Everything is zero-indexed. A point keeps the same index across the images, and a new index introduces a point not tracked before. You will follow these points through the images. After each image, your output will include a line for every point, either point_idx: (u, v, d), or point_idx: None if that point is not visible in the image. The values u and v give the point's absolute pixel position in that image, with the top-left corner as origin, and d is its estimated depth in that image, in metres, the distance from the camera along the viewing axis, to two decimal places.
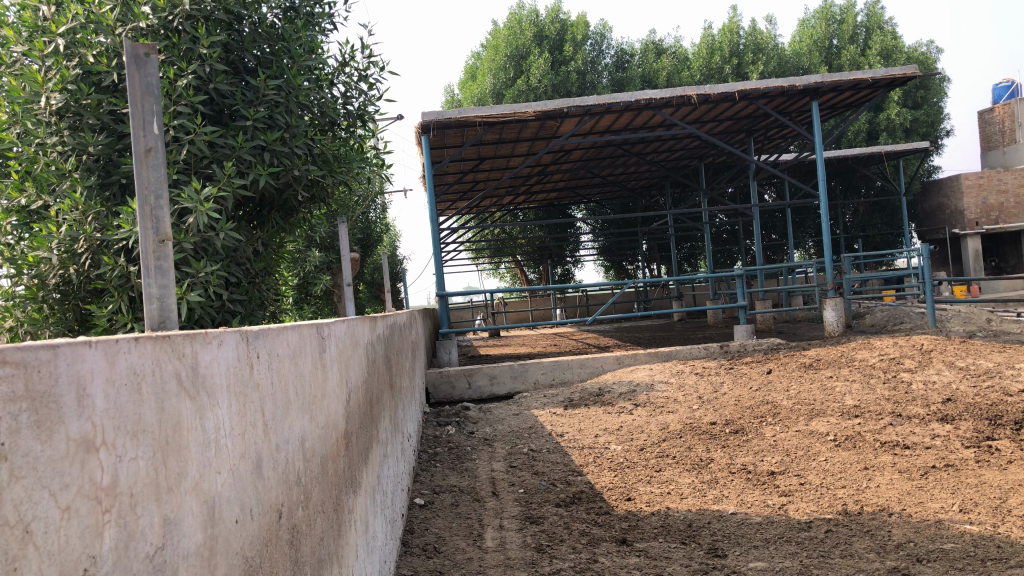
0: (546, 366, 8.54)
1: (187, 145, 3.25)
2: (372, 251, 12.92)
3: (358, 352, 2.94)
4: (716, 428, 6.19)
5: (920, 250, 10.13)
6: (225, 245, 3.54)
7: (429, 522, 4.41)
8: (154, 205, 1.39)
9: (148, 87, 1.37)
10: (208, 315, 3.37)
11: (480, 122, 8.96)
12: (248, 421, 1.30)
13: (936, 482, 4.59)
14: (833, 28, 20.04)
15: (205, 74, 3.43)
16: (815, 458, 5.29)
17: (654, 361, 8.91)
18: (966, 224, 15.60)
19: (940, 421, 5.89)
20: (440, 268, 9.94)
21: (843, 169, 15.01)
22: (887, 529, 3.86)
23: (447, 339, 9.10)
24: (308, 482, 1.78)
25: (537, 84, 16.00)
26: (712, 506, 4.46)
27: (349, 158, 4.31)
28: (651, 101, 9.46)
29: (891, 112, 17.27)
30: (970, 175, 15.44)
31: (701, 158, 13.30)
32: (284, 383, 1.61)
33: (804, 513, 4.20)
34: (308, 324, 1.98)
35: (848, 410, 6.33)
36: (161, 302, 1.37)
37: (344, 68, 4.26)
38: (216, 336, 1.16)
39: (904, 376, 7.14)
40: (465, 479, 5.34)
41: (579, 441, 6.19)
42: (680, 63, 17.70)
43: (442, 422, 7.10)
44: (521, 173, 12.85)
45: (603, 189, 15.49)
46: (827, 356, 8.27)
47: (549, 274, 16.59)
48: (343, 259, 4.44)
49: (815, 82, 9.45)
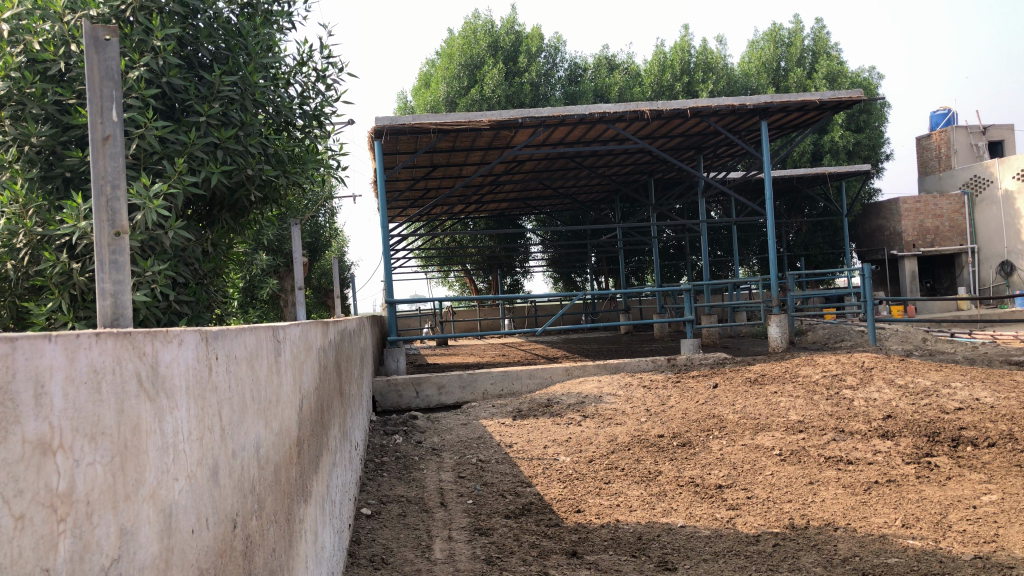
0: (495, 376, 8.49)
1: (137, 139, 3.14)
2: (320, 256, 12.75)
3: (311, 358, 2.87)
4: (664, 441, 6.22)
5: (862, 270, 10.37)
6: (173, 244, 3.43)
7: (376, 533, 4.33)
8: (110, 195, 1.31)
9: (108, 71, 1.30)
10: (155, 316, 3.25)
11: (434, 129, 8.91)
12: (205, 426, 1.23)
13: (879, 498, 4.66)
14: (780, 51, 20.51)
15: (158, 67, 3.32)
16: (761, 472, 5.35)
17: (602, 373, 8.94)
18: (904, 246, 16.07)
19: (881, 437, 6.01)
20: (389, 275, 9.83)
21: (788, 188, 15.32)
22: (833, 543, 3.91)
23: (395, 347, 8.99)
24: (262, 491, 1.71)
25: (491, 94, 16.03)
26: (661, 519, 4.46)
27: (303, 159, 4.22)
28: (605, 115, 9.52)
29: (835, 135, 17.71)
30: (908, 199, 15.91)
31: (652, 173, 13.45)
32: (241, 387, 1.55)
33: (752, 527, 4.23)
34: (265, 327, 1.91)
35: (793, 425, 6.42)
36: (115, 297, 1.29)
37: (302, 68, 4.17)
38: (176, 334, 1.10)
39: (846, 393, 7.28)
40: (412, 490, 5.26)
41: (528, 452, 6.15)
42: (633, 80, 17.89)
43: (390, 431, 7.00)
44: (473, 182, 12.81)
45: (554, 202, 15.55)
46: (772, 371, 8.40)
47: (498, 284, 16.58)
48: (295, 263, 4.33)
49: (765, 103, 9.61)
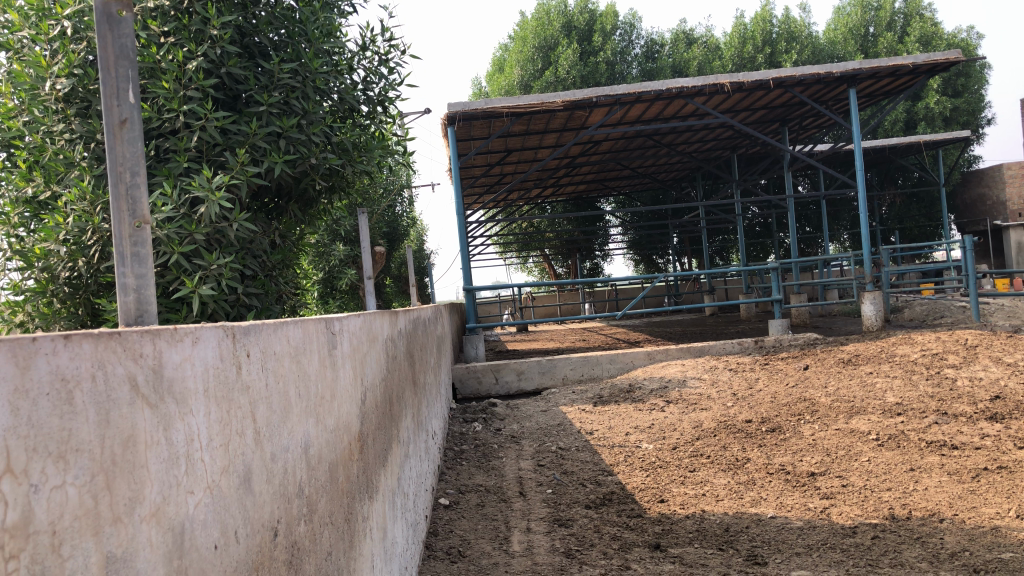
0: (575, 362, 8.35)
1: (198, 131, 3.17)
2: (398, 245, 12.81)
3: (375, 349, 2.78)
4: (752, 427, 5.98)
5: (963, 243, 9.76)
6: (239, 236, 3.40)
7: (453, 524, 4.26)
8: (129, 183, 1.23)
9: (123, 49, 1.22)
10: (223, 310, 3.24)
11: (507, 112, 8.77)
12: (233, 430, 1.14)
13: (989, 486, 4.34)
14: (869, 16, 19.58)
15: (217, 57, 3.30)
16: (857, 458, 5.06)
17: (686, 356, 8.68)
18: (1008, 215, 15.18)
19: (989, 420, 5.63)
20: (467, 263, 9.78)
21: (880, 159, 14.62)
22: (940, 536, 3.63)
23: (474, 334, 8.93)
24: (313, 493, 1.61)
25: (566, 75, 15.82)
26: (749, 509, 4.24)
27: (369, 146, 4.14)
28: (683, 89, 9.21)
29: (930, 101, 16.83)
30: (1012, 165, 14.99)
31: (734, 149, 13.01)
32: (283, 384, 1.45)
33: (848, 518, 3.98)
34: (316, 319, 1.81)
35: (890, 408, 6.07)
36: (138, 293, 1.21)
37: (364, 52, 4.09)
38: (188, 333, 1.00)
39: (948, 372, 6.86)
40: (491, 478, 5.18)
41: (609, 439, 5.99)
42: (712, 53, 17.37)
43: (469, 418, 6.94)
44: (549, 165, 12.64)
45: (633, 182, 15.23)
46: (866, 351, 7.99)
47: (578, 268, 16.39)
48: (364, 254, 4.24)
49: (853, 69, 9.13)
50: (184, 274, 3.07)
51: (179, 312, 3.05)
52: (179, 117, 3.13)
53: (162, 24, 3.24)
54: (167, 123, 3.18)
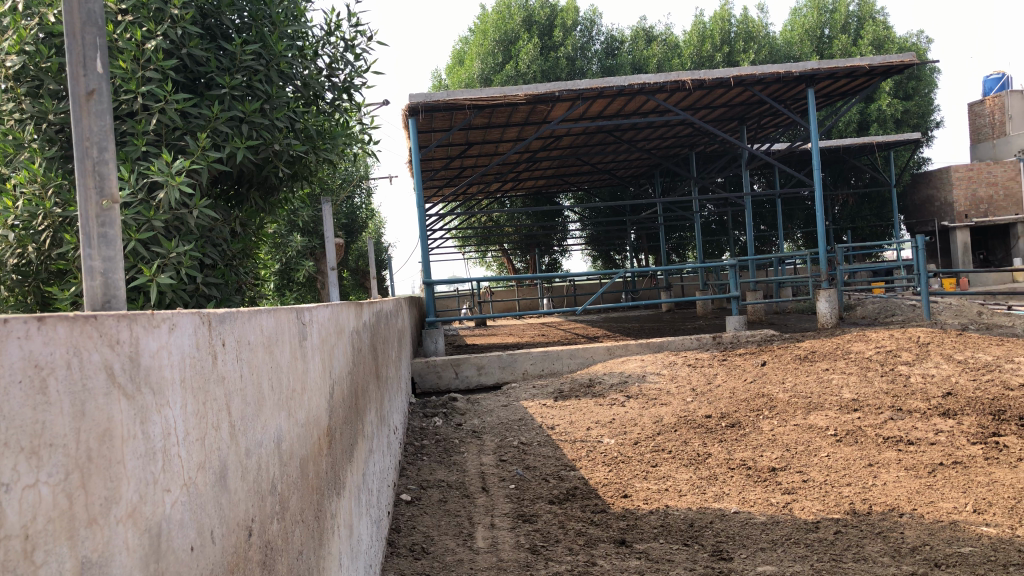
0: (536, 356, 8.32)
1: (157, 114, 3.06)
2: (357, 237, 12.65)
3: (342, 342, 2.70)
4: (712, 422, 6.00)
5: (915, 242, 9.93)
6: (199, 224, 3.29)
7: (416, 520, 4.19)
8: (96, 158, 1.15)
9: (91, 14, 1.14)
10: (181, 299, 3.13)
11: (469, 105, 8.68)
12: (208, 425, 1.06)
13: (945, 480, 4.41)
14: (825, 18, 19.88)
15: (177, 37, 3.19)
16: (817, 453, 5.11)
17: (645, 352, 8.71)
18: (955, 216, 15.56)
19: (942, 416, 5.73)
20: (426, 256, 9.69)
21: (834, 159, 14.86)
22: (900, 530, 3.67)
23: (434, 328, 8.84)
24: (285, 490, 1.54)
25: (527, 69, 15.77)
26: (713, 504, 4.25)
27: (333, 134, 4.04)
28: (645, 85, 9.22)
29: (882, 103, 17.15)
30: (960, 168, 15.35)
31: (693, 146, 13.10)
32: (257, 376, 1.38)
33: (811, 513, 4.00)
34: (288, 309, 1.73)
35: (847, 404, 6.15)
36: (106, 277, 1.14)
37: (329, 37, 3.99)
38: (165, 318, 0.92)
39: (902, 369, 6.98)
40: (453, 474, 5.11)
41: (570, 434, 5.97)
42: (671, 51, 17.48)
43: (429, 413, 6.87)
44: (509, 159, 12.59)
45: (592, 177, 15.25)
46: (823, 348, 8.09)
47: (536, 263, 16.39)
48: (328, 244, 4.14)
49: (812, 69, 9.22)
50: (141, 262, 2.96)
51: (136, 302, 2.94)
52: (137, 99, 3.02)
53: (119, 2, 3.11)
54: (124, 105, 3.06)
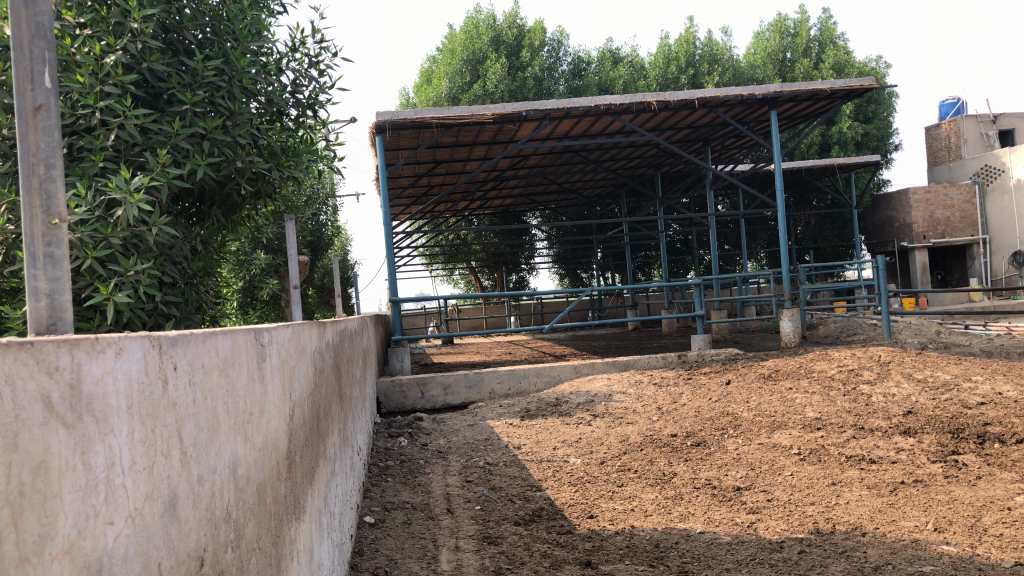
0: (502, 375, 8.29)
1: (116, 129, 3.01)
2: (322, 254, 12.54)
3: (304, 362, 2.66)
4: (677, 441, 6.01)
5: (876, 262, 10.07)
6: (158, 242, 3.23)
7: (379, 543, 4.13)
8: (43, 175, 1.12)
9: (38, 29, 1.12)
10: (139, 319, 3.06)
11: (436, 123, 8.67)
12: (158, 451, 1.02)
13: (907, 499, 4.44)
14: (787, 42, 20.25)
15: (137, 51, 3.15)
16: (781, 472, 5.14)
17: (611, 370, 8.72)
18: (914, 237, 15.86)
19: (903, 435, 5.79)
20: (393, 274, 9.63)
21: (797, 180, 15.08)
22: (863, 549, 3.68)
23: (400, 347, 8.78)
24: (240, 517, 1.49)
25: (494, 89, 15.84)
26: (678, 524, 4.25)
27: (297, 151, 4.01)
28: (611, 106, 9.29)
29: (842, 126, 17.47)
30: (918, 190, 15.66)
31: (658, 166, 13.22)
32: (212, 399, 1.34)
33: (775, 533, 4.01)
34: (246, 330, 1.70)
35: (810, 423, 6.19)
36: (52, 298, 1.10)
37: (293, 54, 3.96)
38: (110, 342, 0.89)
39: (863, 388, 7.06)
40: (418, 495, 5.05)
41: (536, 454, 5.94)
42: (637, 72, 17.69)
43: (394, 433, 6.79)
44: (477, 178, 12.59)
45: (559, 196, 15.32)
46: (786, 367, 8.16)
47: (503, 281, 16.40)
48: (290, 262, 4.08)
49: (774, 91, 9.36)
50: (97, 280, 2.89)
51: (92, 321, 2.88)
52: (95, 114, 2.97)
53: (78, 15, 3.06)
54: (81, 120, 3.00)
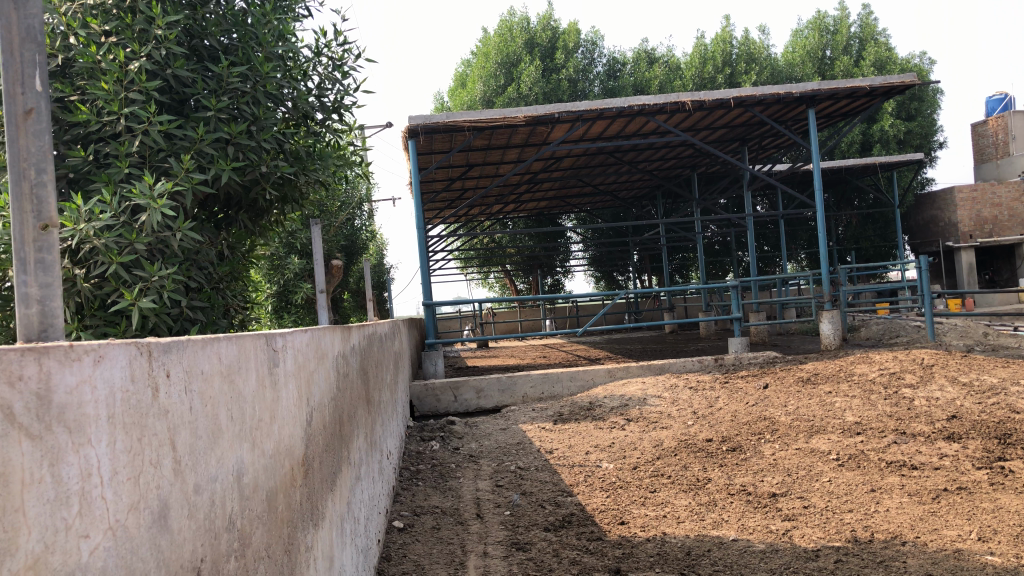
0: (535, 379, 8.24)
1: (140, 135, 3.04)
2: (357, 258, 12.61)
3: (325, 366, 2.64)
4: (713, 446, 5.91)
5: (919, 263, 9.82)
6: (184, 247, 3.24)
7: (408, 548, 4.11)
8: (34, 181, 1.16)
9: (29, 32, 1.16)
10: (165, 323, 3.08)
11: (468, 127, 8.65)
12: (147, 460, 1.00)
13: (950, 507, 4.30)
14: (826, 39, 19.93)
15: (161, 58, 3.19)
16: (818, 478, 5.02)
17: (646, 374, 8.62)
18: (960, 236, 15.47)
19: (947, 440, 5.63)
20: (426, 278, 9.63)
21: (837, 180, 14.81)
22: (903, 559, 3.57)
23: (433, 351, 8.78)
24: (246, 526, 1.47)
25: (529, 91, 15.81)
26: (711, 532, 4.16)
27: (323, 155, 4.00)
28: (645, 107, 9.19)
29: (884, 124, 17.12)
30: (963, 188, 15.28)
31: (694, 167, 13.08)
32: (214, 407, 1.32)
33: (811, 541, 3.91)
34: (256, 335, 1.68)
35: (849, 427, 6.05)
36: (42, 305, 1.13)
37: (319, 58, 3.96)
38: (89, 350, 0.87)
39: (906, 392, 6.88)
40: (448, 500, 5.03)
41: (569, 459, 5.89)
42: (673, 73, 17.54)
43: (426, 437, 6.78)
44: (510, 181, 12.56)
45: (594, 199, 15.23)
46: (825, 370, 7.99)
47: (539, 284, 16.35)
48: (317, 267, 4.07)
49: (812, 90, 9.18)
50: (123, 285, 2.91)
51: (118, 326, 2.91)
52: (120, 120, 3.01)
53: (103, 23, 3.12)
54: (107, 126, 3.04)
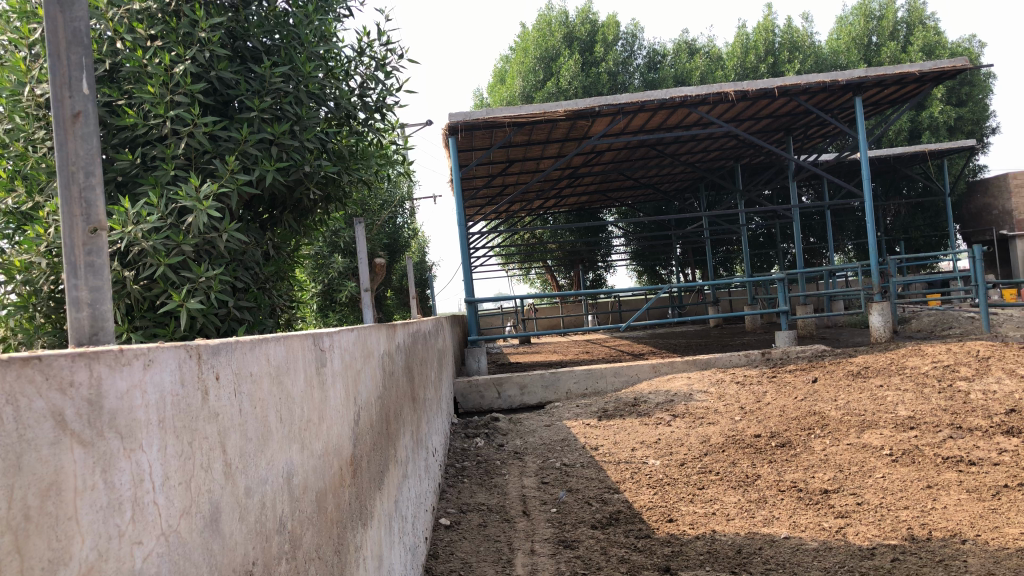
0: (579, 375, 8.19)
1: (186, 138, 3.08)
2: (399, 256, 12.69)
3: (370, 365, 2.63)
4: (761, 442, 5.81)
5: (972, 252, 9.54)
6: (230, 248, 3.27)
7: (455, 546, 4.10)
8: (83, 184, 1.16)
9: (76, 35, 1.16)
10: (213, 323, 3.11)
11: (509, 122, 8.62)
12: (197, 465, 0.99)
13: (1011, 504, 4.17)
14: (872, 25, 19.53)
15: (206, 60, 3.22)
16: (872, 474, 4.91)
17: (692, 369, 8.51)
18: (1014, 224, 15.05)
19: (1006, 434, 5.47)
20: (469, 276, 9.63)
21: (885, 169, 14.48)
22: (963, 558, 3.46)
23: (476, 348, 8.77)
24: (297, 527, 1.46)
25: (568, 86, 15.79)
26: (762, 529, 4.08)
27: (366, 154, 4.00)
28: (687, 98, 9.07)
29: (933, 110, 16.72)
30: (1017, 175, 14.86)
31: (737, 158, 12.91)
32: (263, 409, 1.31)
33: (866, 539, 3.81)
34: (303, 335, 1.68)
35: (903, 422, 5.91)
36: (93, 308, 1.15)
37: (361, 57, 3.96)
38: (138, 355, 0.86)
39: (961, 385, 6.70)
40: (494, 497, 5.02)
41: (615, 455, 5.84)
42: (714, 63, 17.33)
43: (471, 434, 6.78)
44: (551, 176, 12.52)
45: (636, 192, 15.13)
46: (876, 364, 7.82)
47: (581, 280, 16.30)
48: (361, 265, 4.07)
49: (859, 77, 8.99)
50: (171, 287, 2.95)
51: (167, 326, 2.95)
52: (166, 123, 3.04)
53: (149, 27, 3.15)
54: (154, 129, 3.09)
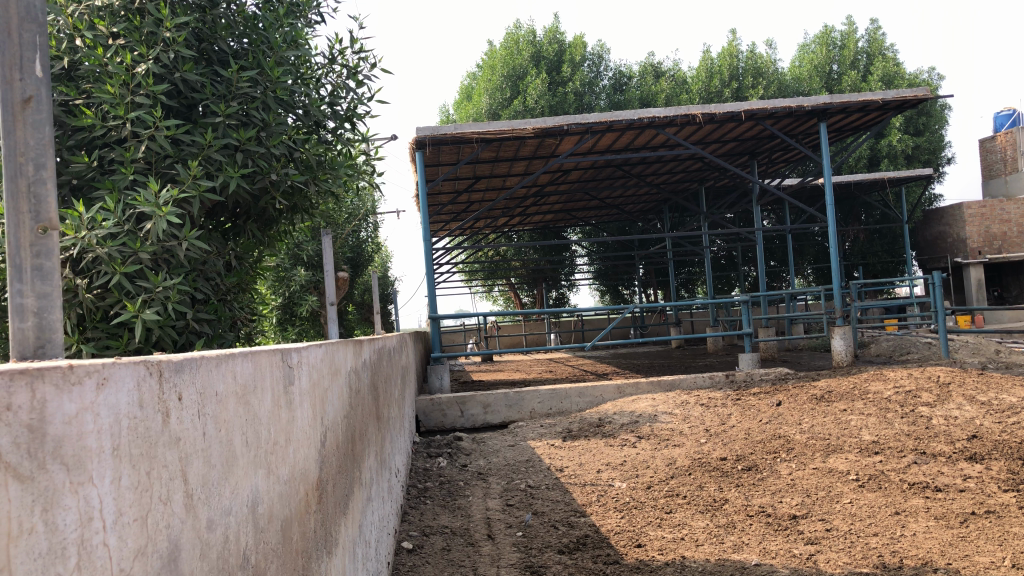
0: (544, 395, 8.09)
1: (147, 141, 2.94)
2: (362, 271, 12.52)
3: (338, 384, 2.51)
4: (727, 465, 5.76)
5: (932, 279, 9.62)
6: (191, 257, 3.14)
7: (418, 571, 3.96)
8: (32, 176, 1.12)
9: (28, 9, 1.13)
10: (170, 336, 2.97)
11: (476, 138, 8.53)
12: (156, 494, 0.87)
13: (979, 532, 4.15)
14: (833, 54, 19.89)
15: (170, 61, 3.10)
16: (839, 499, 4.87)
17: (656, 390, 8.46)
18: (969, 253, 15.32)
19: (969, 461, 5.47)
20: (432, 291, 9.49)
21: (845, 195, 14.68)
22: None
23: (438, 365, 8.62)
24: (261, 559, 1.34)
25: (535, 105, 15.72)
26: (732, 555, 4.00)
27: (335, 164, 3.89)
28: (655, 119, 9.04)
29: (892, 138, 17.03)
30: (971, 204, 15.20)
31: (701, 181, 13.00)
32: (228, 430, 1.19)
33: (837, 566, 3.76)
34: (271, 350, 1.56)
35: (867, 447, 5.90)
36: (40, 316, 1.09)
37: (332, 65, 3.86)
38: (91, 372, 0.75)
39: (923, 410, 6.72)
40: (457, 519, 4.88)
41: (580, 477, 5.74)
42: (680, 86, 17.45)
43: (433, 453, 6.64)
44: (517, 194, 12.47)
45: (600, 212, 15.16)
46: (839, 388, 7.82)
47: (544, 297, 16.25)
48: (328, 279, 3.93)
49: (824, 103, 9.05)
50: (126, 296, 2.79)
51: (121, 339, 2.79)
52: (126, 125, 2.90)
53: (110, 25, 3.03)
54: (113, 131, 2.95)
